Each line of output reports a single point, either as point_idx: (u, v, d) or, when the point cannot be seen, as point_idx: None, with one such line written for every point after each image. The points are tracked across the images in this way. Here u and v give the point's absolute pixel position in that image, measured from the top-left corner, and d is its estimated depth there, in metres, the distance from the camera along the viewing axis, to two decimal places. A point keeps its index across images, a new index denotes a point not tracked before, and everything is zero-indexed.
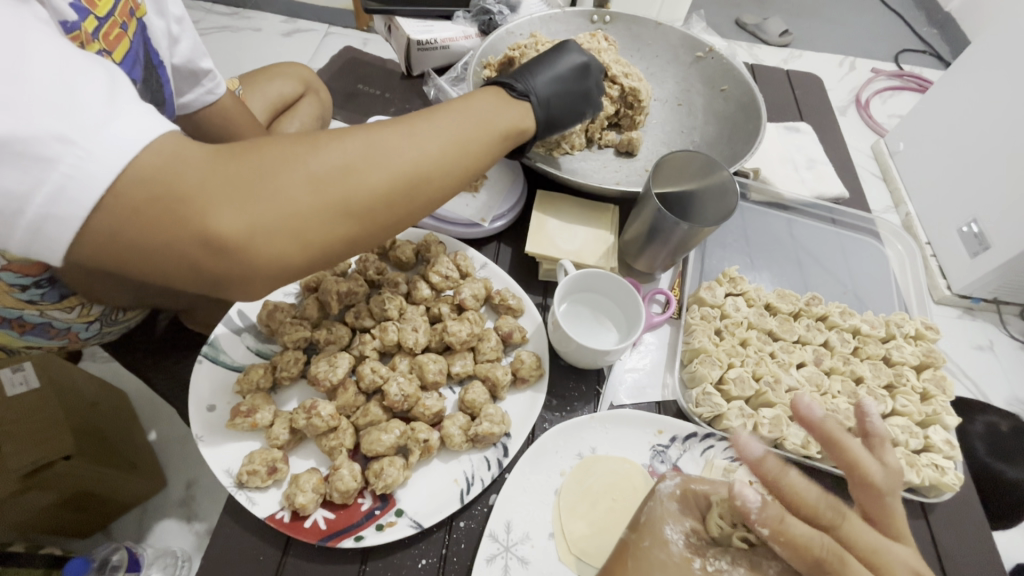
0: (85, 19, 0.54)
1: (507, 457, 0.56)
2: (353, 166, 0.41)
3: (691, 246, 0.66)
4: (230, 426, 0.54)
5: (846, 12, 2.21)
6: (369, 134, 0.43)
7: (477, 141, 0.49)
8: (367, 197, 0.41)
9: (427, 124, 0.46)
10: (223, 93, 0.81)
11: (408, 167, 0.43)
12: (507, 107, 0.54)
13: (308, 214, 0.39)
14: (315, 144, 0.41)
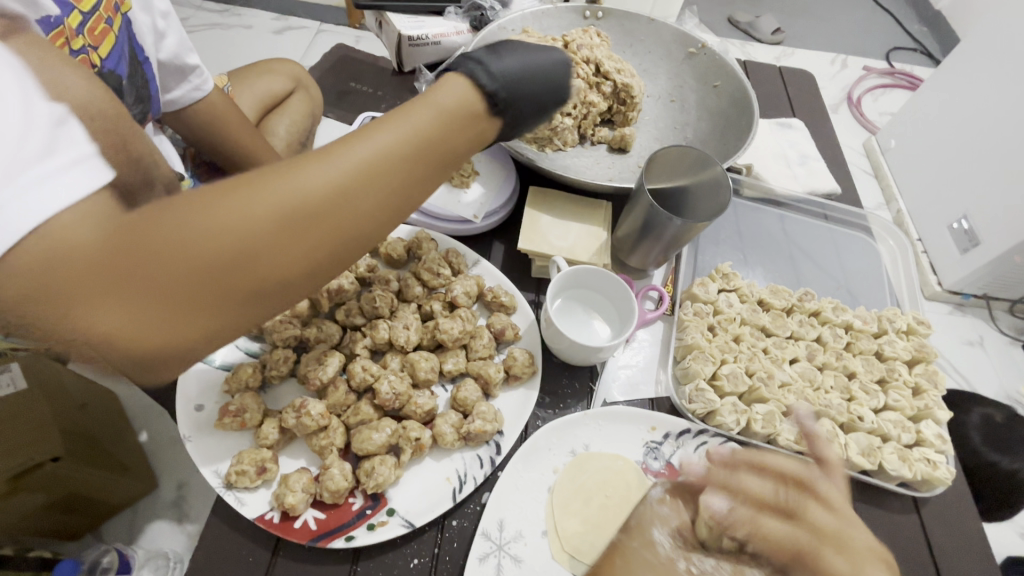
0: (68, 13, 0.57)
1: (500, 455, 0.56)
2: (264, 245, 0.31)
3: (684, 242, 0.65)
4: (218, 426, 0.53)
5: (839, 10, 2.22)
6: (289, 186, 0.32)
7: (440, 171, 0.37)
8: (298, 259, 0.32)
9: (368, 160, 0.34)
10: (211, 90, 0.80)
11: (342, 234, 0.33)
12: (482, 107, 0.38)
13: (222, 294, 0.30)
14: (213, 211, 0.30)
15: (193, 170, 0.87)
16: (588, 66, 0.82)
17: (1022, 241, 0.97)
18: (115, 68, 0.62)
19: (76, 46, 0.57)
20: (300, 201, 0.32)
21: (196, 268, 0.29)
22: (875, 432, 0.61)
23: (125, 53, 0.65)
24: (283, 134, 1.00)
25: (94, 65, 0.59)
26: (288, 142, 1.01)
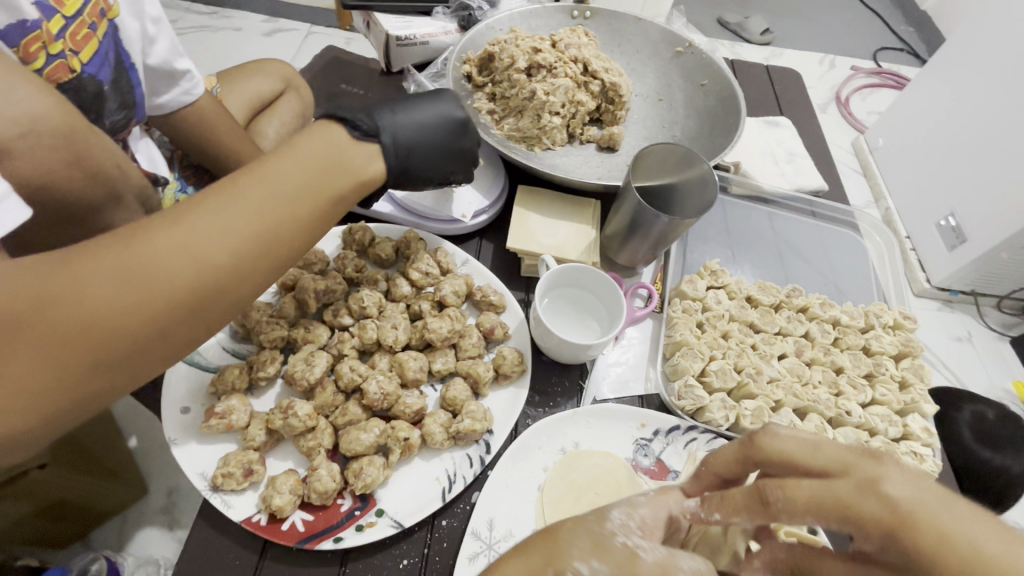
0: (48, 18, 0.57)
1: (489, 454, 0.55)
2: (115, 302, 0.34)
3: (671, 239, 0.66)
4: (204, 428, 0.52)
5: (827, 11, 2.24)
6: (135, 250, 0.35)
7: (291, 219, 0.42)
8: (174, 302, 0.36)
9: (215, 220, 0.38)
10: (201, 94, 0.80)
11: (192, 284, 0.37)
12: (340, 154, 0.47)
13: (99, 340, 0.34)
14: (88, 274, 0.34)
15: (180, 172, 0.86)
16: (576, 65, 0.83)
17: (1008, 237, 0.99)
18: (96, 73, 0.62)
19: (51, 50, 0.57)
20: (147, 261, 0.35)
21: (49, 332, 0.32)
22: (863, 427, 0.62)
23: (110, 58, 0.64)
24: (272, 136, 1.00)
25: (71, 71, 0.59)
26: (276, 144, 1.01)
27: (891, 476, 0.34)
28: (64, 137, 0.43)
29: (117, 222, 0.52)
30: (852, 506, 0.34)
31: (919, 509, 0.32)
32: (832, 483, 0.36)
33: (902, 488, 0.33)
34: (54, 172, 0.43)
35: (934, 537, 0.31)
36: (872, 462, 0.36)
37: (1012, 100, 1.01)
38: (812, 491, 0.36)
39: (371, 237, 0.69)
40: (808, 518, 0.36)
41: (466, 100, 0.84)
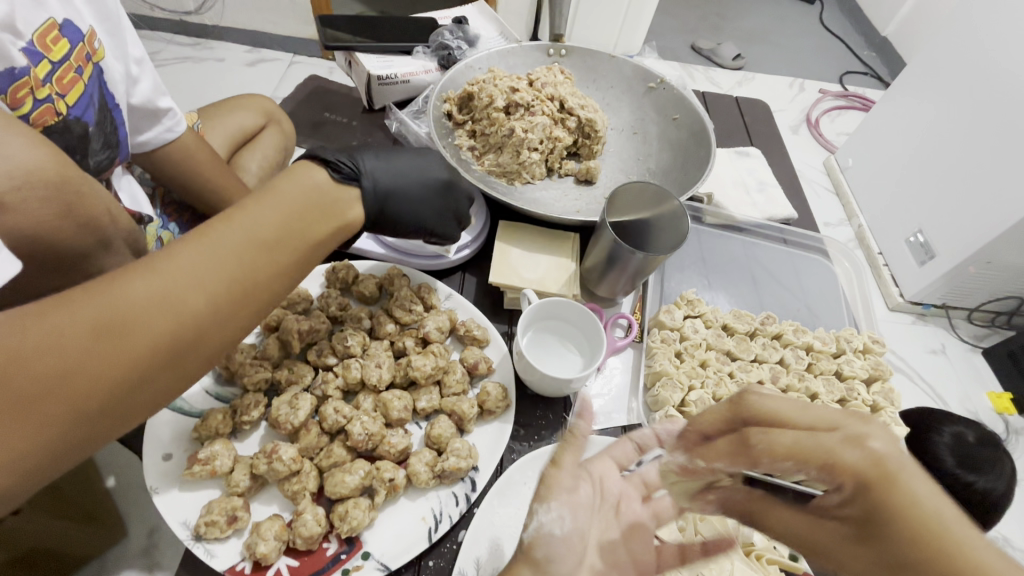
0: (36, 64, 0.58)
1: (475, 491, 0.56)
2: (93, 351, 0.34)
3: (649, 272, 0.68)
4: (187, 475, 0.52)
5: (794, 38, 2.34)
6: (113, 297, 0.36)
7: (267, 264, 0.43)
8: (154, 347, 0.37)
9: (193, 265, 0.39)
10: (184, 130, 0.81)
11: (174, 329, 0.38)
12: (318, 198, 0.50)
13: (77, 391, 0.34)
14: (62, 324, 0.34)
15: (163, 210, 0.86)
16: (552, 103, 0.86)
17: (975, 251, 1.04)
18: (81, 115, 0.63)
19: (37, 95, 0.58)
20: (124, 308, 0.36)
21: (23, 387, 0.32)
22: None
23: (94, 100, 0.65)
24: (255, 170, 1.01)
25: (57, 114, 0.60)
26: (259, 178, 1.01)
27: (875, 436, 0.34)
28: (52, 189, 0.44)
29: (103, 268, 0.52)
30: (834, 452, 0.33)
31: (898, 468, 0.32)
32: (818, 434, 0.35)
33: (884, 445, 0.33)
34: (42, 225, 0.44)
35: (904, 498, 0.31)
36: (862, 422, 0.35)
37: (970, 125, 1.07)
38: (799, 440, 0.36)
39: (354, 275, 0.69)
40: (789, 463, 0.36)
41: (446, 137, 0.86)
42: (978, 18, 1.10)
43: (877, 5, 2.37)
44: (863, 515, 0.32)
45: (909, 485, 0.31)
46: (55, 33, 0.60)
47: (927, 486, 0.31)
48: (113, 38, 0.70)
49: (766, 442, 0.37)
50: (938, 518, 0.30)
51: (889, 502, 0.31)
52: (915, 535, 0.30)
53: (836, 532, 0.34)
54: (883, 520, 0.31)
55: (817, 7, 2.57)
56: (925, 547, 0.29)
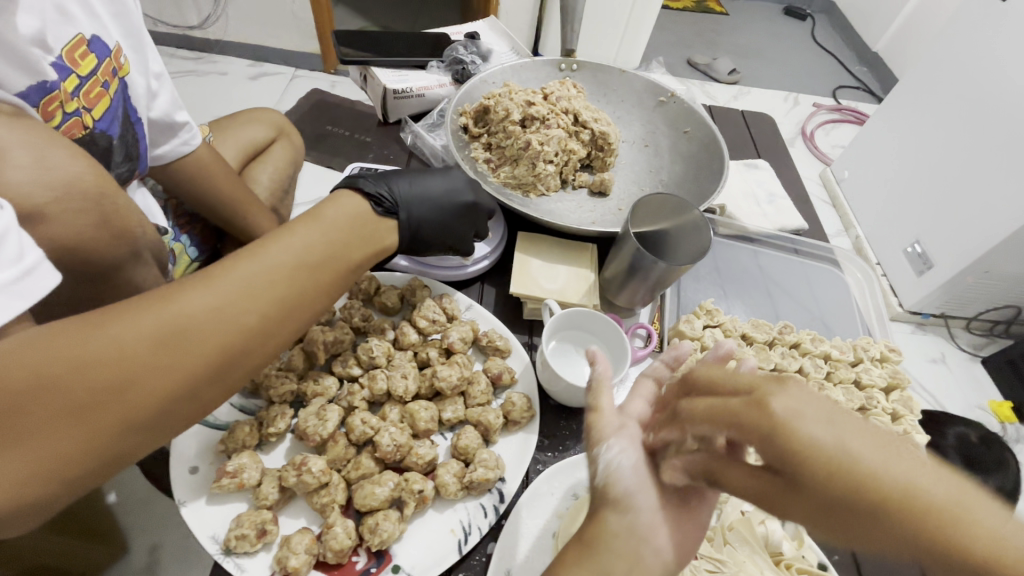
0: (65, 78, 0.58)
1: (503, 502, 0.56)
2: (151, 362, 0.35)
3: (668, 283, 0.69)
4: (215, 488, 0.51)
5: (787, 53, 2.39)
6: (172, 308, 0.36)
7: (313, 285, 0.44)
8: (205, 361, 0.37)
9: (247, 282, 0.40)
10: (199, 144, 0.80)
11: (226, 344, 0.38)
12: (362, 225, 0.51)
13: (132, 402, 0.34)
14: (124, 335, 0.34)
15: (174, 221, 0.86)
16: (567, 116, 0.87)
17: (969, 262, 1.13)
18: (107, 128, 0.63)
19: (67, 109, 0.58)
20: (182, 321, 0.36)
21: (83, 393, 0.32)
22: None
23: (119, 114, 0.65)
24: (266, 182, 1.01)
25: (85, 127, 0.60)
26: (270, 191, 1.02)
27: (786, 392, 0.31)
28: (91, 200, 0.44)
29: (135, 280, 0.52)
30: (735, 414, 0.31)
31: (796, 417, 0.29)
32: (731, 399, 0.33)
33: (789, 402, 0.30)
34: (80, 236, 0.44)
35: (801, 447, 0.28)
36: (777, 382, 0.32)
37: (976, 145, 1.14)
38: (711, 404, 0.34)
39: (376, 285, 0.70)
40: (706, 428, 0.34)
41: (463, 150, 0.87)
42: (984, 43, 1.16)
43: (866, 20, 2.43)
44: (780, 465, 0.30)
45: (806, 431, 0.28)
46: (83, 49, 0.61)
47: (845, 431, 0.28)
48: (136, 53, 0.71)
49: (690, 409, 0.36)
50: (862, 464, 0.27)
51: (791, 451, 0.29)
52: (832, 475, 0.28)
53: (772, 487, 0.32)
54: (792, 470, 0.29)
55: (808, 23, 2.64)
56: (851, 491, 0.27)
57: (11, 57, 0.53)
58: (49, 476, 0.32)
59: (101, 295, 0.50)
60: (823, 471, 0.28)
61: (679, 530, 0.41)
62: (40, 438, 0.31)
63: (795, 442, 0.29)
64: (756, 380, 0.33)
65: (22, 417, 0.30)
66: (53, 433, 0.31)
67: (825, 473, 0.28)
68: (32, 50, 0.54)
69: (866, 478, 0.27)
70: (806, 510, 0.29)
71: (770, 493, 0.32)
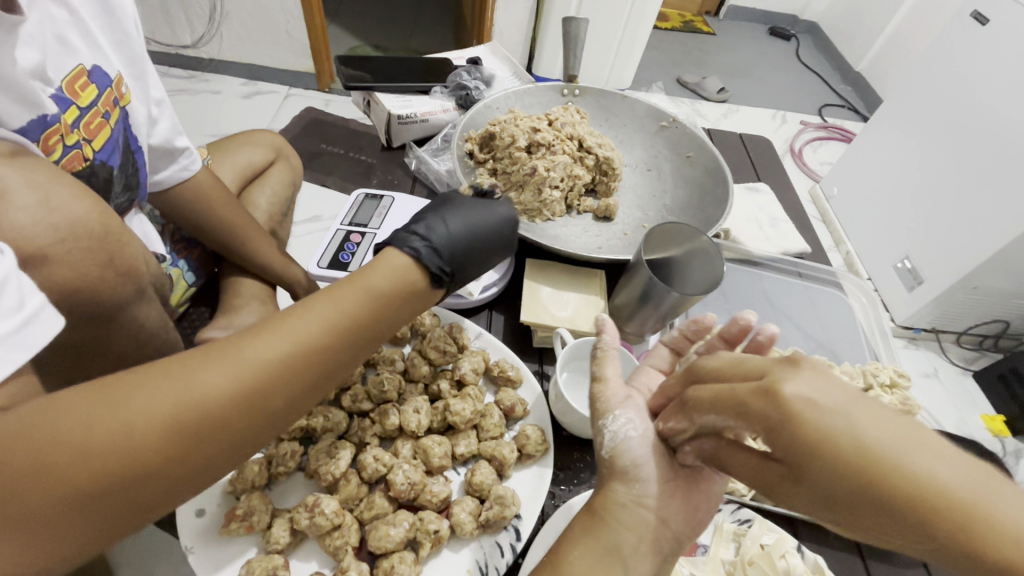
0: (64, 110, 0.56)
1: (520, 540, 0.54)
2: (162, 452, 0.31)
3: (680, 311, 0.68)
4: (224, 533, 0.49)
5: (774, 72, 2.44)
6: (191, 387, 0.33)
7: (346, 356, 0.39)
8: (219, 446, 0.34)
9: (274, 357, 0.35)
10: (199, 169, 0.78)
11: (243, 424, 0.34)
12: (406, 288, 0.43)
13: (134, 495, 0.31)
14: (137, 417, 0.31)
15: (172, 246, 0.83)
16: (572, 143, 0.88)
17: (958, 279, 1.18)
18: (107, 159, 0.61)
19: (68, 142, 0.57)
20: (202, 402, 0.33)
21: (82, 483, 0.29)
22: None
23: (120, 143, 0.64)
24: (264, 206, 0.99)
25: (85, 159, 0.59)
26: (270, 214, 1.00)
27: (795, 376, 0.32)
28: (97, 239, 0.43)
29: (139, 318, 0.51)
30: (743, 404, 0.33)
31: (808, 408, 0.30)
32: (740, 385, 0.34)
33: (800, 389, 0.31)
34: (86, 276, 0.43)
35: (814, 437, 0.30)
36: (788, 368, 0.33)
37: (967, 166, 1.17)
38: (720, 392, 0.35)
39: None
40: (712, 415, 0.36)
41: (468, 176, 0.87)
42: (972, 69, 1.20)
43: (849, 41, 2.50)
44: (794, 456, 0.31)
45: (816, 421, 0.30)
46: (83, 80, 0.59)
47: (858, 414, 0.29)
48: (137, 81, 0.69)
49: (695, 396, 0.38)
50: (884, 451, 0.28)
51: (801, 440, 0.30)
52: (846, 468, 0.29)
53: (781, 476, 0.34)
54: (803, 459, 0.31)
55: (793, 43, 2.70)
56: (857, 476, 0.29)
57: (12, 92, 0.51)
58: (37, 565, 0.29)
59: (103, 336, 0.49)
60: (834, 461, 0.29)
61: (690, 507, 0.45)
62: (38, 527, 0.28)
63: (803, 429, 0.30)
64: (767, 365, 0.34)
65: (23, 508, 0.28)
66: (56, 524, 0.29)
67: (837, 460, 0.29)
68: (32, 83, 0.53)
69: (876, 461, 0.28)
70: (817, 499, 0.31)
71: (778, 470, 0.34)
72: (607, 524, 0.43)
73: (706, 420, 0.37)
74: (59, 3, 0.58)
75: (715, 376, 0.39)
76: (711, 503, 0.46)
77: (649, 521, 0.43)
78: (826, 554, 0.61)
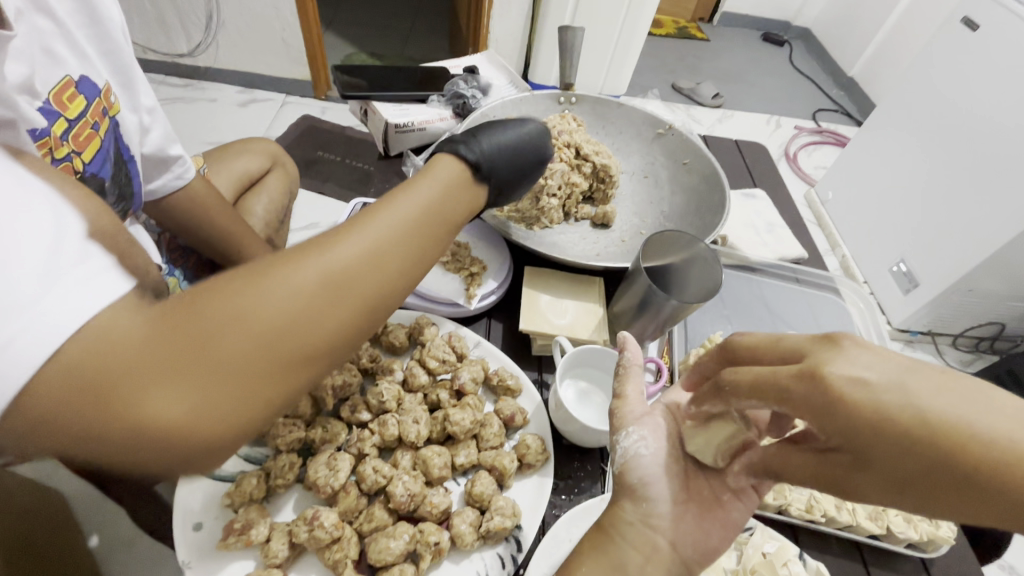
0: (53, 123, 0.56)
1: (521, 552, 0.54)
2: (308, 308, 0.32)
3: (679, 318, 0.68)
4: (223, 546, 0.49)
5: (768, 78, 2.47)
6: (323, 255, 0.34)
7: (437, 238, 0.40)
8: (340, 317, 0.33)
9: (375, 234, 0.36)
10: (193, 177, 0.78)
11: (359, 296, 0.34)
12: (466, 185, 0.44)
13: (270, 359, 0.31)
14: (265, 285, 0.32)
15: (168, 255, 0.83)
16: (568, 150, 0.88)
17: (951, 281, 1.19)
18: (98, 170, 0.61)
19: (58, 154, 0.56)
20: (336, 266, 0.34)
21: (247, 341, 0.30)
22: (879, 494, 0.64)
23: (110, 153, 0.63)
24: (261, 213, 0.99)
25: (75, 172, 0.58)
26: (266, 221, 0.99)
27: (840, 357, 0.29)
28: None
29: None
30: (785, 391, 0.30)
31: (866, 388, 0.28)
32: (780, 368, 0.32)
33: (849, 368, 0.28)
34: None
35: (870, 417, 0.27)
36: (830, 347, 0.30)
37: (961, 170, 1.17)
38: (757, 373, 0.33)
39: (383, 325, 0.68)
40: (753, 400, 0.33)
41: None
42: (964, 75, 1.21)
43: (841, 47, 2.52)
44: (850, 440, 0.29)
45: (873, 401, 0.27)
46: (71, 91, 0.58)
47: (915, 386, 0.27)
48: (126, 91, 0.68)
49: (732, 381, 0.34)
50: (957, 420, 0.26)
51: (860, 422, 0.28)
52: (912, 448, 0.26)
53: (842, 464, 0.31)
54: (862, 439, 0.28)
55: (786, 49, 2.73)
56: (931, 453, 0.26)
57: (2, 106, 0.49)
58: (183, 431, 0.28)
59: None
60: (899, 439, 0.27)
61: (703, 527, 0.44)
62: (190, 386, 0.29)
63: (855, 411, 0.27)
64: (805, 344, 0.32)
65: (173, 365, 0.28)
66: (206, 385, 0.29)
67: (902, 435, 0.27)
68: (18, 98, 0.52)
69: (945, 434, 0.26)
70: (892, 484, 0.28)
71: (841, 460, 0.31)
72: (614, 540, 0.43)
73: (745, 406, 0.34)
74: (44, 15, 0.56)
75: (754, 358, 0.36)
76: (730, 531, 0.45)
77: (654, 539, 0.43)
78: (828, 561, 0.60)
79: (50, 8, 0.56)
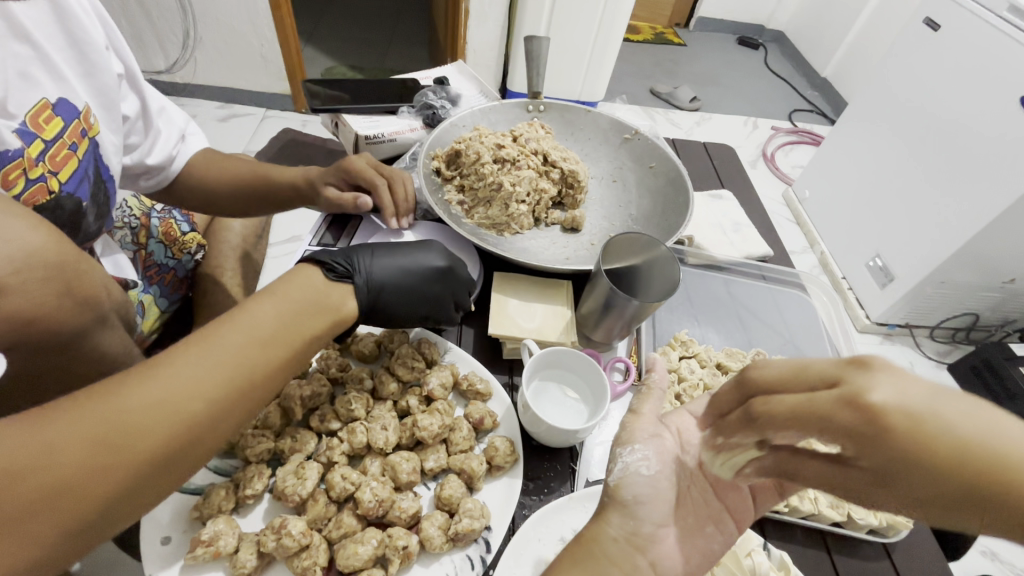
0: (29, 144, 0.56)
1: (490, 552, 0.55)
2: (85, 467, 0.32)
3: (643, 318, 0.70)
4: (190, 559, 0.49)
5: (744, 80, 2.51)
6: (113, 402, 0.35)
7: (264, 370, 0.42)
8: (140, 462, 0.35)
9: (191, 371, 0.38)
10: (154, 161, 0.75)
11: (168, 439, 0.36)
12: (316, 298, 0.49)
13: (53, 515, 0.31)
14: (55, 434, 0.32)
15: (143, 274, 0.82)
16: (536, 157, 0.90)
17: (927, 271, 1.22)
18: (74, 191, 0.60)
19: (31, 175, 0.56)
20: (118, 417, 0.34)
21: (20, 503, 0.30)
22: None
23: (89, 174, 0.63)
24: (237, 229, 0.99)
25: (49, 193, 0.57)
26: (243, 236, 1.00)
27: (879, 383, 0.28)
28: (53, 269, 0.40)
29: (101, 345, 0.48)
30: (828, 420, 0.29)
31: (926, 414, 0.27)
32: (817, 394, 0.31)
33: (891, 395, 0.28)
34: (42, 306, 0.40)
35: (921, 452, 0.27)
36: (862, 369, 0.30)
37: (933, 165, 1.20)
38: (796, 404, 0.32)
39: (354, 334, 0.69)
40: (792, 431, 0.32)
41: (436, 193, 0.88)
42: (928, 72, 1.24)
43: (814, 49, 2.58)
44: (891, 473, 0.28)
45: (922, 436, 0.27)
46: (48, 112, 0.59)
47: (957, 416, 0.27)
48: (107, 111, 0.67)
49: (766, 408, 0.34)
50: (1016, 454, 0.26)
51: (902, 458, 0.27)
52: (967, 476, 0.26)
53: (866, 485, 0.31)
54: (904, 471, 0.28)
55: (761, 51, 2.78)
56: (973, 485, 0.26)
57: None
58: None
59: (59, 364, 0.46)
60: (942, 477, 0.27)
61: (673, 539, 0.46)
62: None
63: (899, 442, 0.27)
64: (837, 369, 0.31)
65: None
66: None
67: (958, 473, 0.26)
68: None
69: (999, 463, 0.26)
70: (914, 509, 0.29)
71: (860, 479, 0.31)
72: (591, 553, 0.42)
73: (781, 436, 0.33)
74: (23, 41, 0.57)
75: (780, 390, 0.35)
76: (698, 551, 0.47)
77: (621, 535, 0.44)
78: (798, 552, 0.62)
79: (28, 33, 0.56)
